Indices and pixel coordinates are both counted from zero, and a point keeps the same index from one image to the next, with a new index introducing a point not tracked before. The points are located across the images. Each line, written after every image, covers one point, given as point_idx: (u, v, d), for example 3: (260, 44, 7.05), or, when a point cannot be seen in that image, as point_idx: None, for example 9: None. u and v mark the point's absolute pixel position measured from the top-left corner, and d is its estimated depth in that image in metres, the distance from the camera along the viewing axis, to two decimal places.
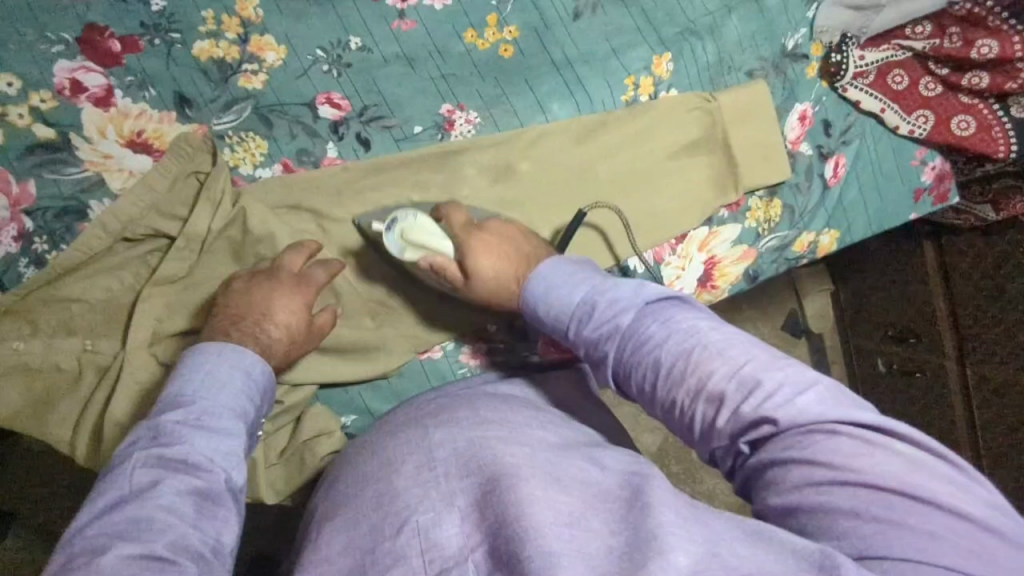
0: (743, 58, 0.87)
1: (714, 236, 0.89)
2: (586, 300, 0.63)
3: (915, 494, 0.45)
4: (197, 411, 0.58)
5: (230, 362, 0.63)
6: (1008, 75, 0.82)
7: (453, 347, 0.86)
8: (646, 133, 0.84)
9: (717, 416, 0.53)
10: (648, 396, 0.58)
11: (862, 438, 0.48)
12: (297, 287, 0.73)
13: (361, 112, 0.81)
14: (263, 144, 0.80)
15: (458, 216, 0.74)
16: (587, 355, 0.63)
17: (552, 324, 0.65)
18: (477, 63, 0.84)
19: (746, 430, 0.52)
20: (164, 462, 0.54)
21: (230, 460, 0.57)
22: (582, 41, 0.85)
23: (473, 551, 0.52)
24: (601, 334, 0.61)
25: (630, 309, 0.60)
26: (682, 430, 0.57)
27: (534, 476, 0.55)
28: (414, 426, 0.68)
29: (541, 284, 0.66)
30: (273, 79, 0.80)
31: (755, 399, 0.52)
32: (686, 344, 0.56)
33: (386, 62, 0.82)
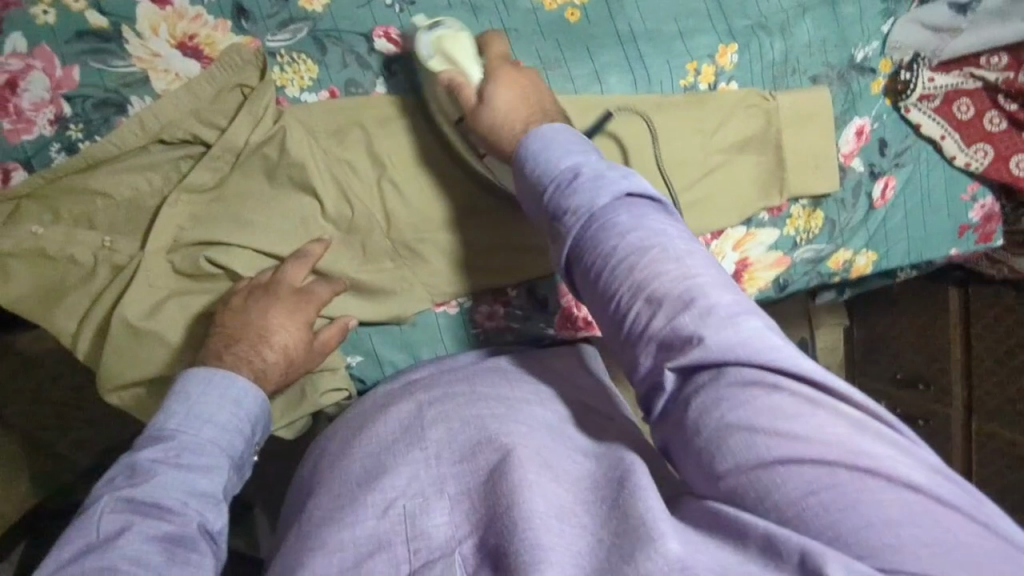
0: (810, 62, 0.85)
1: (751, 237, 0.87)
2: (572, 168, 0.58)
3: (863, 468, 0.42)
4: (175, 448, 0.60)
5: (218, 393, 0.65)
6: None
7: (471, 305, 0.85)
8: (700, 121, 0.82)
9: (658, 322, 0.50)
10: (587, 286, 0.55)
11: (767, 376, 0.46)
12: (297, 304, 0.72)
13: (416, 52, 0.80)
14: (313, 68, 0.79)
15: (497, 47, 0.74)
16: (549, 223, 0.58)
17: (530, 186, 0.60)
18: (541, 23, 0.82)
19: (679, 342, 0.49)
20: (134, 506, 0.55)
21: (204, 502, 0.58)
22: (650, 17, 0.83)
23: (459, 542, 0.52)
24: (569, 205, 0.56)
25: (606, 192, 0.55)
26: (613, 334, 0.54)
27: (524, 461, 0.54)
28: (406, 398, 0.68)
29: (541, 142, 0.61)
30: (335, 4, 0.79)
31: (691, 315, 0.49)
32: (648, 241, 0.52)
33: (449, 6, 0.81)
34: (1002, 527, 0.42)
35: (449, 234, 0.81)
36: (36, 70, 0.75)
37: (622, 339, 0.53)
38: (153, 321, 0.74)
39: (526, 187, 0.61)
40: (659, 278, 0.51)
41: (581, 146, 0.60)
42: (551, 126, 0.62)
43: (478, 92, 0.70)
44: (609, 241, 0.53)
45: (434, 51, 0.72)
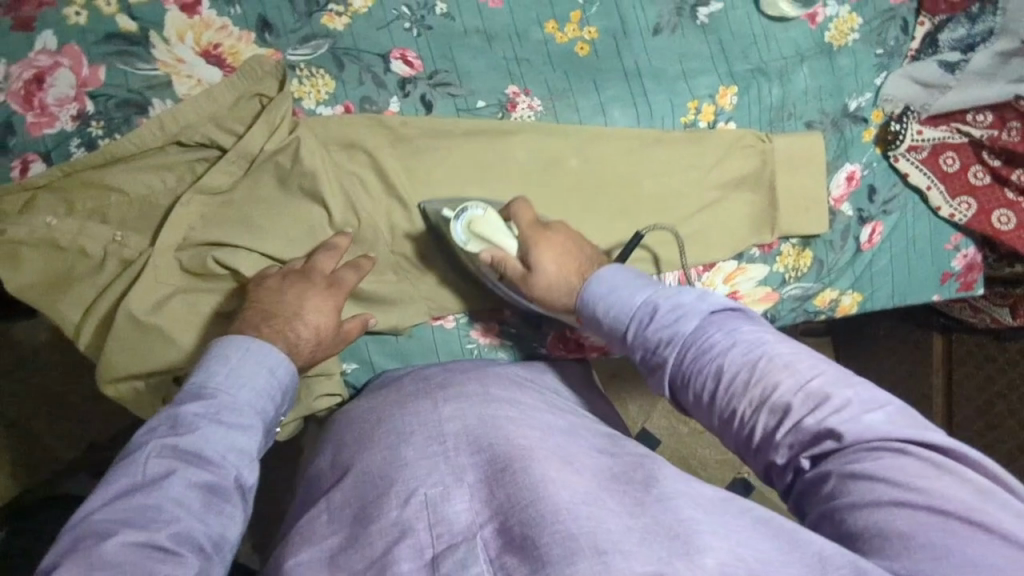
0: (805, 108, 0.89)
1: (741, 271, 0.90)
2: (647, 301, 0.62)
3: (979, 523, 0.44)
4: (216, 406, 0.61)
5: (256, 359, 0.65)
6: None
7: (466, 321, 0.87)
8: (697, 158, 0.86)
9: (780, 426, 0.52)
10: (696, 402, 0.57)
11: (924, 444, 0.49)
12: (330, 290, 0.75)
13: (430, 75, 0.84)
14: (330, 83, 0.82)
15: (527, 212, 0.77)
16: (641, 356, 0.61)
17: (613, 322, 0.64)
18: (552, 54, 0.86)
19: (814, 442, 0.51)
20: (178, 454, 0.57)
21: (241, 459, 0.60)
22: (655, 56, 0.87)
23: (481, 528, 0.54)
24: (658, 336, 0.59)
25: (690, 315, 0.59)
26: (735, 443, 0.56)
27: (543, 459, 0.56)
28: (426, 396, 0.69)
29: (603, 286, 0.66)
30: (356, 24, 0.82)
31: (818, 413, 0.51)
32: (752, 350, 0.55)
33: (464, 34, 0.84)
34: None
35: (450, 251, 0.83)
36: (64, 67, 0.78)
37: (747, 449, 0.55)
38: (157, 316, 0.75)
39: (607, 322, 0.65)
40: (770, 381, 0.53)
41: (643, 281, 0.65)
42: (608, 269, 0.67)
43: (521, 261, 0.76)
44: (711, 361, 0.56)
45: (468, 235, 0.78)
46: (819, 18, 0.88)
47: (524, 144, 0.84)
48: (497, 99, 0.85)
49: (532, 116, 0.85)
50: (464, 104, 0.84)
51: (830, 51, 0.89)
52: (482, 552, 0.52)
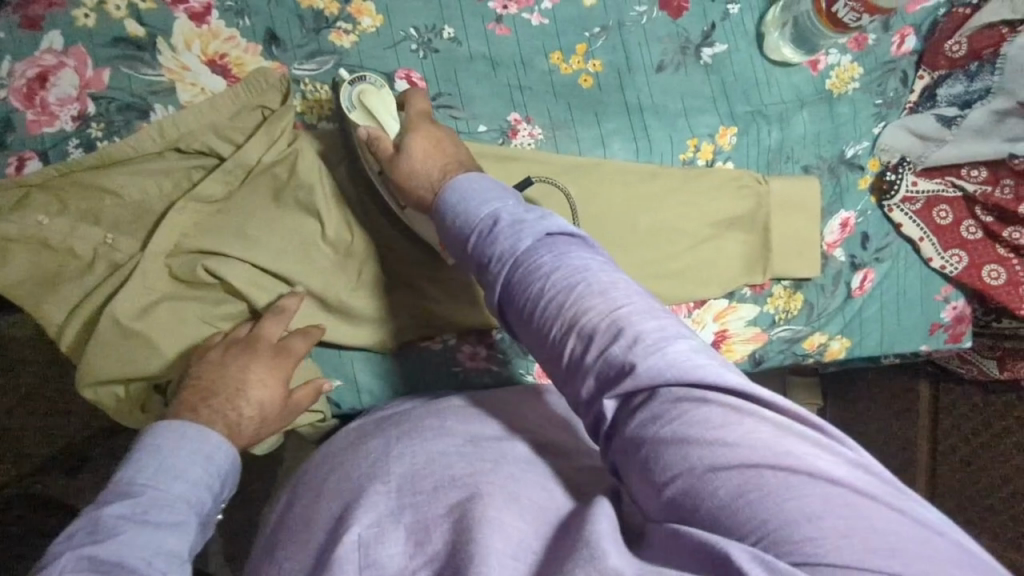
0: (802, 152, 0.90)
1: (732, 309, 0.90)
2: (491, 217, 0.56)
3: (784, 466, 0.40)
4: (143, 505, 0.58)
5: (188, 449, 0.64)
6: None
7: (454, 343, 0.87)
8: (693, 196, 0.87)
9: (593, 353, 0.48)
10: (520, 324, 0.53)
11: (740, 405, 0.44)
12: (274, 359, 0.74)
13: (434, 97, 0.84)
14: (334, 99, 0.82)
15: (420, 102, 0.74)
16: (477, 274, 0.56)
17: (456, 229, 0.58)
18: (555, 84, 0.86)
19: (619, 373, 0.47)
20: (96, 565, 0.52)
21: (171, 562, 0.55)
22: (657, 92, 0.88)
23: (413, 574, 0.52)
24: (493, 249, 0.54)
25: (525, 233, 0.53)
26: (550, 368, 0.52)
27: (480, 497, 0.54)
28: (378, 434, 0.69)
29: (460, 193, 0.59)
30: (363, 43, 0.83)
31: (621, 344, 0.47)
32: (574, 273, 0.51)
33: (470, 59, 0.85)
34: (921, 513, 0.40)
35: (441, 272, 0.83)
36: (69, 68, 0.79)
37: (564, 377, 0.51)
38: (143, 322, 0.75)
39: (451, 230, 0.58)
40: (586, 309, 0.49)
41: (495, 189, 0.59)
42: (466, 177, 0.61)
43: (395, 145, 0.71)
44: (536, 283, 0.51)
45: (355, 104, 0.75)
46: (820, 65, 0.90)
47: (523, 171, 0.84)
48: (499, 125, 0.85)
49: (532, 144, 0.86)
50: (466, 128, 0.85)
51: (831, 99, 0.90)
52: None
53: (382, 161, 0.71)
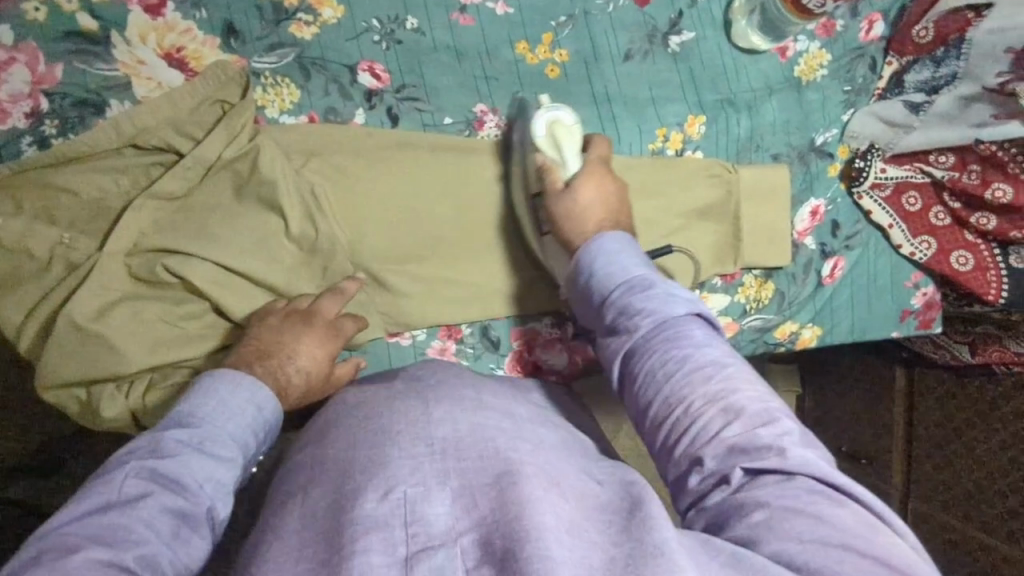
0: (772, 140, 0.90)
1: (703, 300, 0.90)
2: (646, 277, 0.64)
3: (889, 565, 0.46)
4: (200, 435, 0.59)
5: (244, 397, 0.64)
6: (1014, 224, 0.82)
7: (424, 338, 0.86)
8: (662, 187, 0.87)
9: (724, 426, 0.54)
10: (645, 380, 0.59)
11: (839, 496, 0.51)
12: (327, 336, 0.75)
13: (398, 88, 0.83)
14: (295, 93, 0.81)
15: (603, 147, 0.77)
16: (613, 318, 0.63)
17: (599, 284, 0.65)
18: (522, 75, 0.85)
19: (751, 451, 0.52)
20: (158, 477, 0.54)
21: (218, 490, 0.57)
22: (625, 82, 0.87)
23: (461, 535, 0.52)
24: (642, 308, 0.61)
25: (682, 305, 0.61)
26: (658, 430, 0.57)
27: (534, 478, 0.55)
28: (417, 396, 0.68)
29: (603, 251, 0.66)
30: (324, 34, 0.81)
31: (743, 424, 0.53)
32: (723, 359, 0.57)
33: (434, 50, 0.83)
34: None
35: (408, 267, 0.83)
36: (19, 63, 0.76)
37: (666, 441, 0.57)
38: (102, 324, 0.73)
39: (593, 284, 0.66)
40: (718, 384, 0.56)
41: (642, 260, 0.65)
42: (614, 234, 0.68)
43: (566, 182, 0.74)
44: (686, 347, 0.58)
45: (545, 133, 0.77)
46: (789, 52, 0.89)
47: (489, 163, 0.84)
48: (465, 117, 0.84)
49: (499, 136, 0.85)
50: (431, 120, 0.84)
51: (799, 86, 0.90)
52: (460, 559, 0.50)
53: (546, 193, 0.74)
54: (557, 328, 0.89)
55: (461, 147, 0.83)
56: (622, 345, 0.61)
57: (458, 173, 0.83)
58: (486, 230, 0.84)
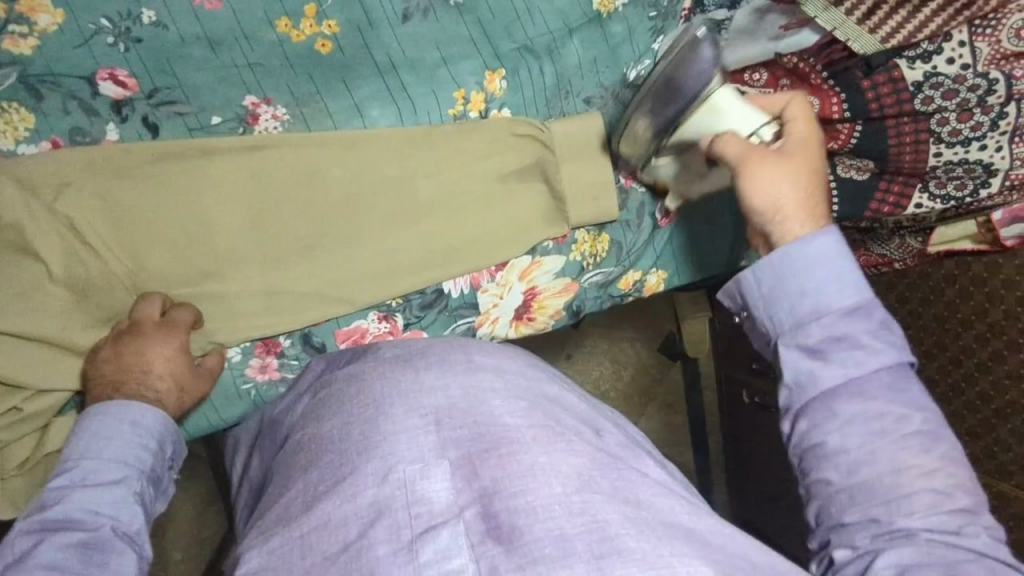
0: (582, 83, 0.84)
1: (536, 265, 0.86)
2: (855, 307, 0.66)
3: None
4: (80, 474, 0.64)
5: (117, 418, 0.67)
6: (830, 135, 0.77)
7: (239, 358, 0.80)
8: (471, 154, 0.81)
9: (923, 499, 0.60)
10: (851, 424, 0.63)
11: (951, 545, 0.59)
12: (169, 336, 0.72)
13: (150, 94, 0.74)
14: (29, 117, 0.71)
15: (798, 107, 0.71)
16: (800, 347, 0.67)
17: (813, 304, 0.67)
18: (290, 57, 0.77)
19: (937, 525, 0.59)
20: (49, 525, 0.60)
21: (116, 508, 0.63)
22: (408, 45, 0.79)
23: (463, 509, 0.56)
24: (852, 340, 0.66)
25: (899, 350, 0.66)
26: (849, 478, 0.62)
27: (530, 445, 0.60)
28: (403, 365, 0.69)
29: (822, 256, 0.66)
30: (46, 45, 0.71)
31: (952, 498, 0.60)
32: (929, 422, 0.63)
33: (183, 43, 0.74)
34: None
35: (206, 287, 0.76)
36: None
37: (852, 493, 0.62)
38: None
39: (806, 299, 0.67)
40: (941, 450, 0.62)
41: (862, 278, 0.68)
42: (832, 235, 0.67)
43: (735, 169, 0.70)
44: (911, 417, 0.63)
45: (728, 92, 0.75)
46: None
47: (277, 157, 0.76)
48: (235, 113, 0.76)
49: (278, 128, 0.77)
50: (197, 123, 0.75)
51: (600, 20, 0.83)
52: (464, 539, 0.54)
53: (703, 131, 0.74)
54: (385, 322, 0.84)
55: (234, 150, 0.75)
56: (834, 374, 0.65)
57: (251, 173, 0.76)
58: (287, 234, 0.78)
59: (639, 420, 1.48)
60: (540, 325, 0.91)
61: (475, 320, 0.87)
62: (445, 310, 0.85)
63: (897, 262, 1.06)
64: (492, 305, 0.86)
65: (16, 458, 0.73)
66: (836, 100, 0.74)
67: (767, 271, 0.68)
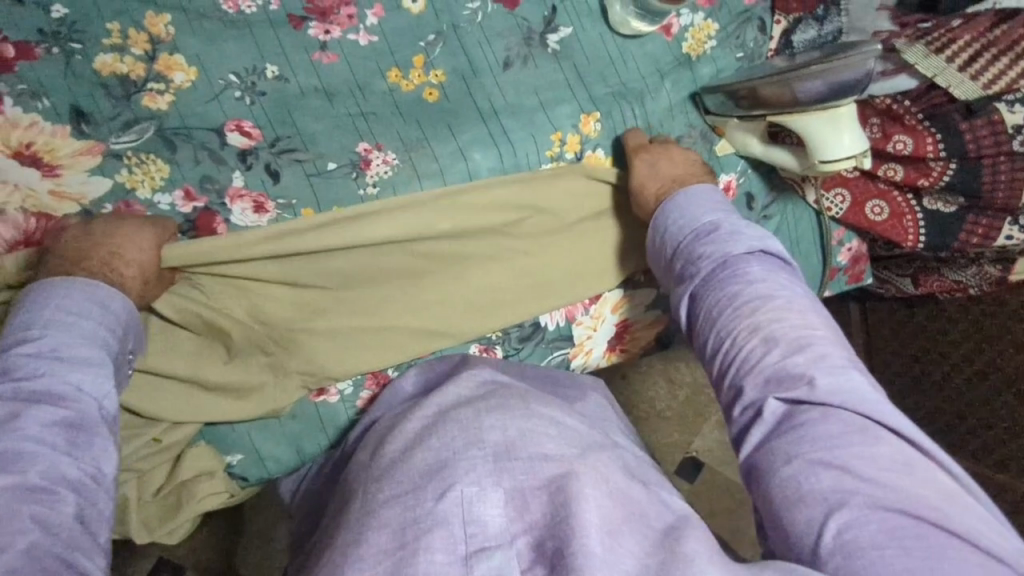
0: (673, 124, 0.87)
1: (628, 299, 0.91)
2: (712, 224, 0.72)
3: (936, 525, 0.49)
4: (48, 344, 0.61)
5: (82, 295, 0.65)
6: (922, 172, 0.80)
7: (351, 391, 0.85)
8: (574, 194, 0.84)
9: (766, 357, 0.61)
10: (719, 299, 0.66)
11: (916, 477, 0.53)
12: (147, 227, 0.72)
13: (271, 143, 0.78)
14: (164, 168, 0.76)
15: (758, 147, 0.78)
16: (683, 264, 0.72)
17: (672, 234, 0.74)
18: (399, 105, 0.81)
19: (787, 380, 0.59)
20: (29, 396, 0.58)
21: (99, 389, 0.62)
22: (510, 91, 0.83)
23: (516, 538, 0.58)
24: (704, 251, 0.70)
25: (742, 243, 0.69)
26: (715, 359, 0.65)
27: (582, 471, 0.61)
28: (467, 407, 0.71)
29: (685, 197, 0.76)
30: (180, 100, 0.76)
31: (805, 357, 0.60)
32: (772, 292, 0.65)
33: (302, 94, 0.79)
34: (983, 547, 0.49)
35: (316, 323, 0.80)
36: None
37: (734, 365, 0.63)
38: None
39: (668, 234, 0.75)
40: (811, 316, 0.63)
41: (722, 207, 0.74)
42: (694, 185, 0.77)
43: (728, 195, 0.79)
44: (735, 285, 0.66)
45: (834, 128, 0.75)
46: (674, 29, 0.85)
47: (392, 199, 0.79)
48: (349, 159, 0.79)
49: (388, 172, 0.80)
50: (314, 169, 0.78)
51: (689, 63, 0.86)
52: (516, 565, 0.57)
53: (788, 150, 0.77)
54: (486, 353, 0.88)
55: (346, 197, 0.79)
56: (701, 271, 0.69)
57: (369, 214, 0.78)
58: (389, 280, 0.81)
59: (693, 440, 1.46)
60: (627, 354, 0.96)
61: (569, 352, 0.91)
62: (543, 342, 0.89)
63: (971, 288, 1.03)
64: (586, 336, 0.91)
65: (151, 486, 0.79)
66: (932, 140, 0.77)
67: (671, 204, 0.76)
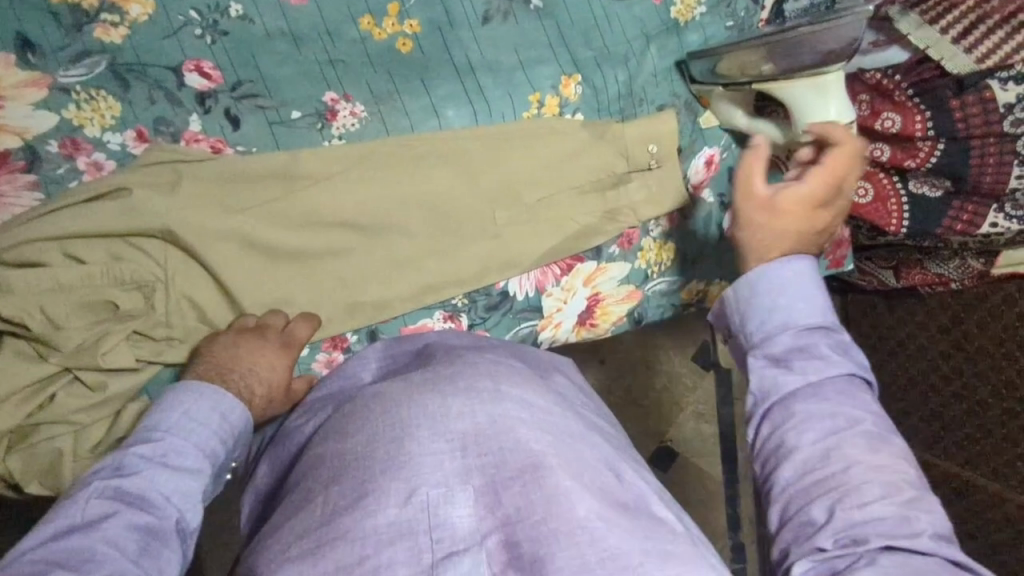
0: (656, 91, 0.83)
1: (601, 271, 0.87)
2: (820, 326, 0.63)
3: None
4: (164, 448, 0.61)
5: (209, 401, 0.65)
6: (908, 152, 0.77)
7: (307, 353, 0.80)
8: (547, 158, 0.80)
9: (879, 495, 0.53)
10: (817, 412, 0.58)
11: None
12: None
13: (233, 87, 0.74)
14: (115, 106, 0.72)
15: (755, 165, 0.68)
16: (781, 356, 0.62)
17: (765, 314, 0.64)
18: (370, 54, 0.77)
19: (899, 530, 0.52)
20: (121, 496, 0.56)
21: (186, 501, 0.59)
22: (487, 47, 0.79)
23: (486, 538, 0.53)
24: (815, 355, 0.61)
25: (853, 365, 0.61)
26: (806, 475, 0.57)
27: (560, 468, 0.56)
28: (429, 387, 0.63)
29: (793, 277, 0.65)
30: (136, 34, 0.72)
31: (915, 507, 0.53)
32: (884, 430, 0.58)
33: (268, 37, 0.75)
34: None
35: (244, 242, 0.73)
36: None
37: (836, 491, 0.55)
38: None
39: (762, 309, 0.65)
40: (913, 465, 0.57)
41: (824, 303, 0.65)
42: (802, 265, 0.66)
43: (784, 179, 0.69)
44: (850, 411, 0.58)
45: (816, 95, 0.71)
46: None
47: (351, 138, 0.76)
48: (314, 108, 0.75)
49: (355, 125, 0.76)
50: (277, 117, 0.75)
51: (677, 29, 0.83)
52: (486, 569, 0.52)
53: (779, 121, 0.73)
54: (450, 321, 0.84)
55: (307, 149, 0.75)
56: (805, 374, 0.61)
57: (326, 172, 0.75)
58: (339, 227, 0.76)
59: (669, 429, 1.43)
60: (600, 330, 0.92)
61: (538, 324, 0.87)
62: (511, 312, 0.86)
63: (954, 282, 0.96)
64: (556, 309, 0.87)
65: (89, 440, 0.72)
66: (920, 118, 0.75)
67: (766, 296, 0.64)
